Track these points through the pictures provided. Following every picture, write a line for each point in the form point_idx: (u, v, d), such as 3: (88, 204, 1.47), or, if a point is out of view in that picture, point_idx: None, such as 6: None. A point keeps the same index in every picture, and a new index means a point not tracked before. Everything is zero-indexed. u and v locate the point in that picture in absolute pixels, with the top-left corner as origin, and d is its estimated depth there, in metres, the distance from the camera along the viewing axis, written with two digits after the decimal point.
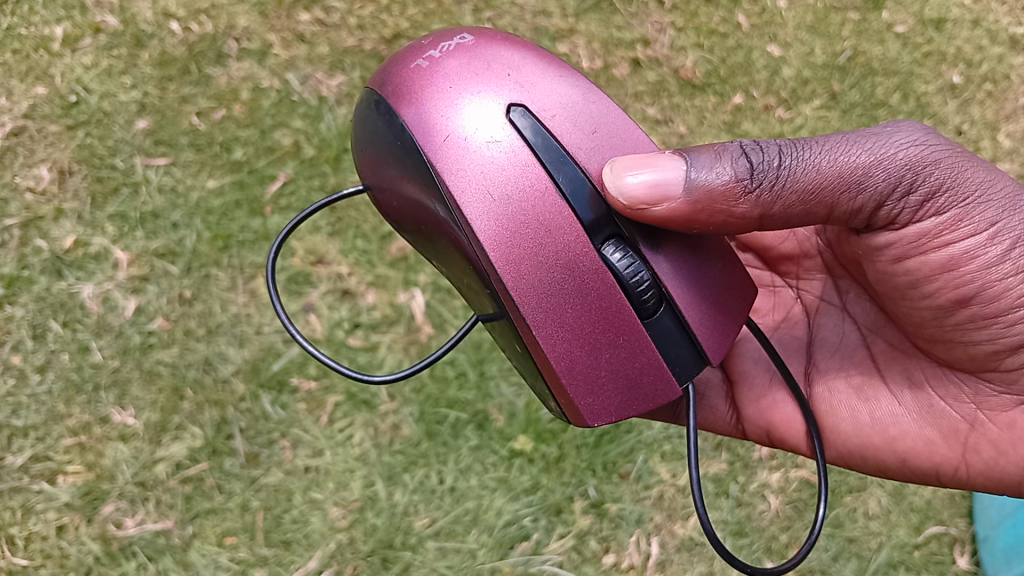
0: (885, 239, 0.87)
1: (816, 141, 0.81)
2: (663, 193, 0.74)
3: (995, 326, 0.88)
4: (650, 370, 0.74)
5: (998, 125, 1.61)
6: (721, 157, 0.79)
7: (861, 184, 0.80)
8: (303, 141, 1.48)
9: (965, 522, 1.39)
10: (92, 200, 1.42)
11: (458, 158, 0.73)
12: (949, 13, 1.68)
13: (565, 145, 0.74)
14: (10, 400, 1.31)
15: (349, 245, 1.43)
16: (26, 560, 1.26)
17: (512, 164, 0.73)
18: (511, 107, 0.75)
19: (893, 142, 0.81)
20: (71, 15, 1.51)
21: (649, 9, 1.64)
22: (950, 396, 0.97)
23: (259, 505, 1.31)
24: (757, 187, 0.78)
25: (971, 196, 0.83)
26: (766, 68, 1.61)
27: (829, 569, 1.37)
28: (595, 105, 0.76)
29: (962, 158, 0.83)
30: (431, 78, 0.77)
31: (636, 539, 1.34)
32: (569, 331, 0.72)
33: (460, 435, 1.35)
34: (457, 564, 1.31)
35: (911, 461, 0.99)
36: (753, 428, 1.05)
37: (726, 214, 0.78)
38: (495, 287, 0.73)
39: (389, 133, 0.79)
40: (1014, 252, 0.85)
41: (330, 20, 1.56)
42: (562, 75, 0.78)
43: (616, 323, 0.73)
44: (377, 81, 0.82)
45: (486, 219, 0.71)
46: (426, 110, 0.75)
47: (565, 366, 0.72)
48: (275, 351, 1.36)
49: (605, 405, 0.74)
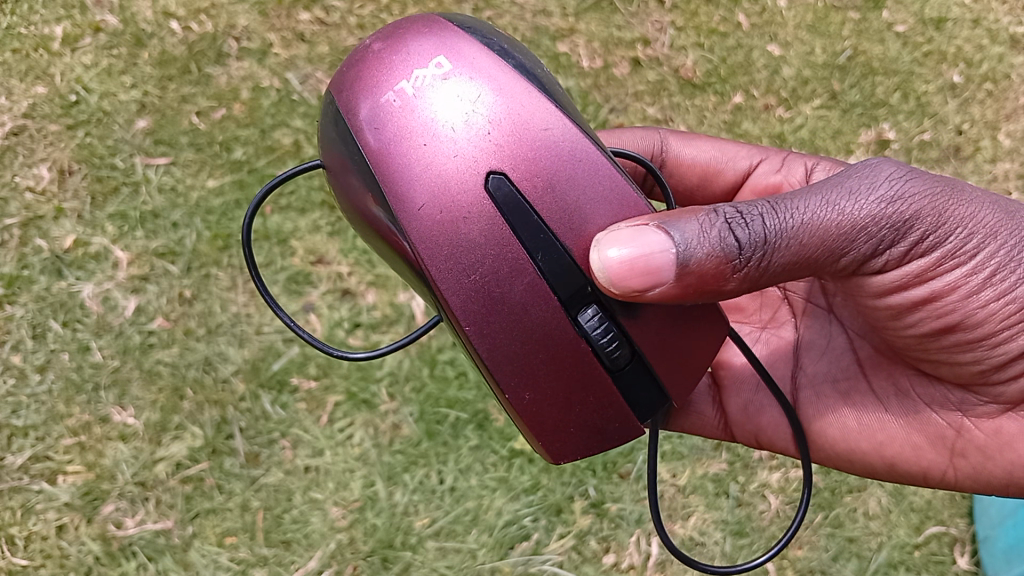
0: (870, 286, 0.87)
1: (797, 202, 0.79)
2: (655, 276, 0.72)
3: (979, 348, 0.88)
4: (620, 419, 0.76)
5: (999, 125, 1.61)
6: (706, 230, 0.76)
7: (845, 240, 0.80)
8: (303, 141, 1.48)
9: (965, 522, 1.39)
10: (92, 199, 1.42)
11: (435, 236, 0.72)
12: (949, 13, 1.67)
13: (545, 218, 0.72)
14: (10, 400, 1.32)
15: (349, 245, 1.43)
16: (26, 560, 1.26)
17: (490, 242, 0.72)
18: (490, 174, 0.72)
19: (872, 197, 0.80)
20: (71, 14, 1.51)
21: (649, 9, 1.64)
22: (936, 403, 0.97)
23: (259, 504, 1.31)
24: (745, 263, 0.76)
25: (952, 233, 0.82)
26: (766, 68, 1.61)
27: (829, 569, 1.37)
28: (580, 167, 0.73)
29: (940, 198, 0.82)
30: (407, 135, 0.73)
31: (636, 539, 1.35)
32: (541, 393, 0.74)
33: (461, 435, 1.35)
34: (457, 564, 1.31)
35: (899, 465, 0.99)
36: (741, 432, 1.06)
37: (716, 292, 0.76)
38: (472, 350, 0.75)
39: (360, 172, 0.76)
40: (995, 278, 0.84)
41: (330, 20, 1.56)
42: (549, 126, 0.74)
43: (589, 382, 0.74)
44: (347, 109, 0.77)
45: (463, 300, 0.72)
46: (403, 176, 0.72)
47: (536, 420, 0.75)
48: (275, 351, 1.36)
49: (573, 449, 0.77)
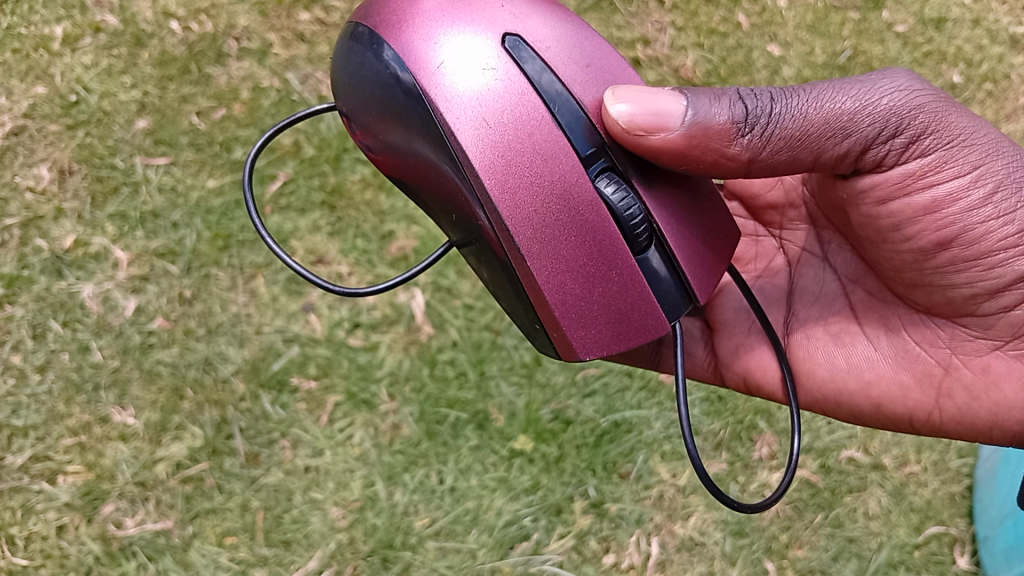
0: (871, 181, 0.87)
1: (805, 89, 0.82)
2: (661, 123, 0.75)
3: (976, 268, 0.89)
4: (642, 305, 0.74)
5: (999, 125, 1.61)
6: (719, 98, 0.79)
7: (848, 127, 0.81)
8: (303, 141, 1.47)
9: (966, 522, 1.39)
10: (92, 200, 1.42)
11: (453, 87, 0.72)
12: (950, 13, 1.68)
13: (560, 76, 0.73)
14: (10, 400, 1.32)
15: (349, 245, 1.43)
16: (26, 560, 1.26)
17: (509, 93, 0.71)
18: (506, 37, 0.74)
19: (880, 87, 0.83)
20: (71, 14, 1.51)
21: (649, 9, 1.64)
22: (926, 341, 0.98)
23: (259, 504, 1.31)
24: (751, 131, 0.79)
25: (954, 139, 0.85)
26: (766, 68, 1.61)
27: (829, 568, 1.36)
28: (588, 41, 0.76)
29: (947, 104, 0.85)
30: (421, 9, 0.75)
31: (636, 539, 1.34)
32: (563, 263, 0.71)
33: (461, 435, 1.35)
34: (457, 565, 1.31)
35: (884, 405, 0.99)
36: (731, 376, 1.05)
37: (718, 154, 0.78)
38: (488, 214, 0.72)
39: (376, 63, 0.76)
40: (995, 196, 0.87)
41: (330, 20, 1.56)
42: (554, 12, 0.77)
43: (609, 256, 0.72)
44: (365, 16, 0.79)
45: (483, 145, 0.70)
46: (419, 45, 0.74)
47: (558, 298, 0.72)
48: (275, 351, 1.36)
49: (596, 339, 0.73)
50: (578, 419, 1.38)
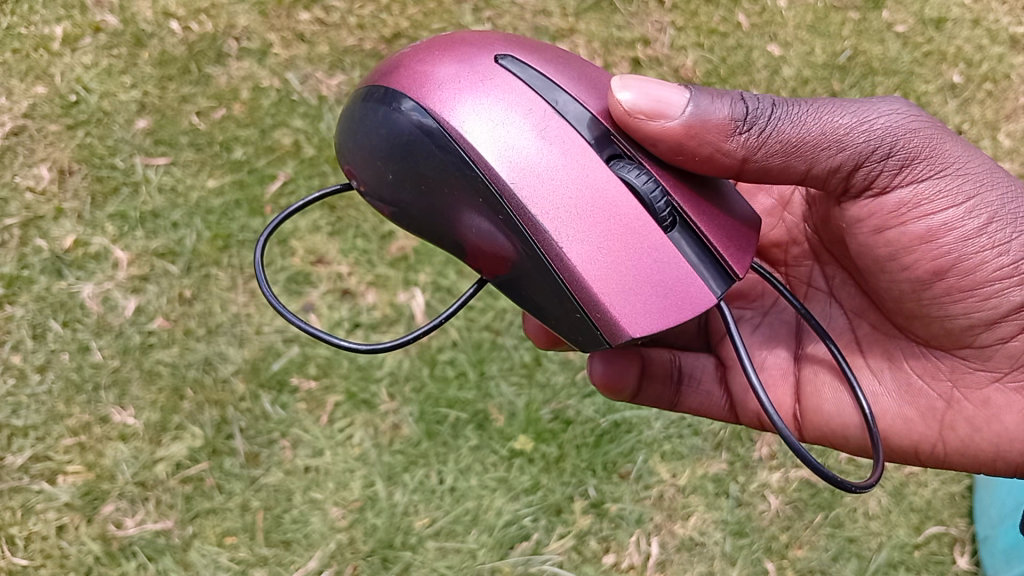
0: (866, 209, 0.88)
1: (806, 100, 0.83)
2: (662, 112, 0.77)
3: (972, 299, 0.89)
4: (681, 274, 0.70)
5: (999, 125, 1.60)
6: (721, 97, 0.81)
7: (841, 149, 0.82)
8: (303, 140, 1.47)
9: (966, 522, 1.39)
10: (92, 200, 1.42)
11: (455, 103, 0.72)
12: (949, 13, 1.68)
13: (556, 81, 0.75)
14: (10, 400, 1.32)
15: (349, 245, 1.43)
16: (26, 560, 1.26)
17: (510, 97, 0.72)
18: (498, 57, 0.75)
19: (874, 118, 0.84)
20: (71, 15, 1.51)
21: (649, 9, 1.64)
22: (927, 373, 0.97)
23: (259, 504, 1.31)
24: (748, 131, 0.80)
25: (945, 170, 0.86)
26: (766, 68, 1.61)
27: (829, 568, 1.36)
28: (578, 63, 0.78)
29: (940, 135, 0.86)
30: (415, 55, 0.77)
31: (636, 539, 1.34)
32: (591, 241, 0.69)
33: (460, 435, 1.35)
34: (457, 564, 1.31)
35: (891, 439, 0.99)
36: (746, 414, 1.06)
37: (715, 147, 0.79)
38: (509, 206, 0.71)
39: (376, 116, 0.77)
40: (989, 227, 0.87)
41: (330, 19, 1.56)
42: (543, 44, 0.79)
43: (636, 229, 0.70)
44: (361, 82, 0.81)
45: (502, 160, 0.70)
46: (419, 82, 0.75)
47: (594, 274, 0.69)
48: (275, 351, 1.36)
49: (642, 312, 0.68)
50: (578, 419, 1.38)
